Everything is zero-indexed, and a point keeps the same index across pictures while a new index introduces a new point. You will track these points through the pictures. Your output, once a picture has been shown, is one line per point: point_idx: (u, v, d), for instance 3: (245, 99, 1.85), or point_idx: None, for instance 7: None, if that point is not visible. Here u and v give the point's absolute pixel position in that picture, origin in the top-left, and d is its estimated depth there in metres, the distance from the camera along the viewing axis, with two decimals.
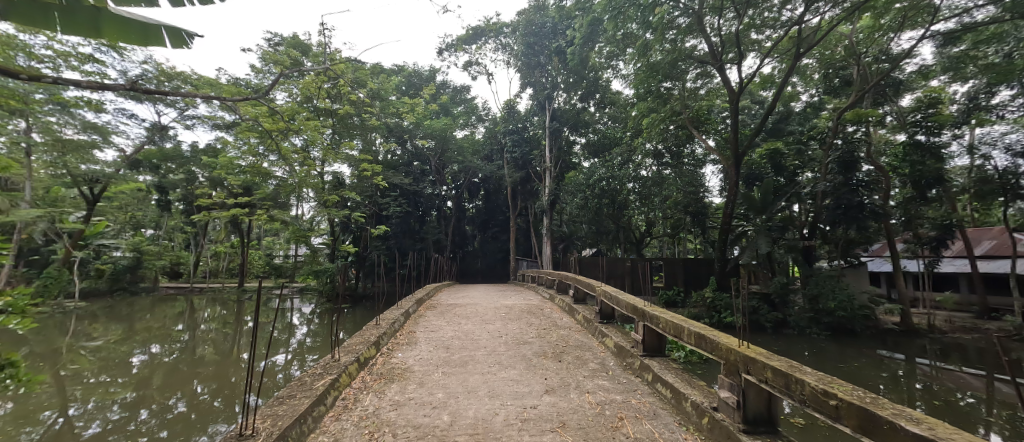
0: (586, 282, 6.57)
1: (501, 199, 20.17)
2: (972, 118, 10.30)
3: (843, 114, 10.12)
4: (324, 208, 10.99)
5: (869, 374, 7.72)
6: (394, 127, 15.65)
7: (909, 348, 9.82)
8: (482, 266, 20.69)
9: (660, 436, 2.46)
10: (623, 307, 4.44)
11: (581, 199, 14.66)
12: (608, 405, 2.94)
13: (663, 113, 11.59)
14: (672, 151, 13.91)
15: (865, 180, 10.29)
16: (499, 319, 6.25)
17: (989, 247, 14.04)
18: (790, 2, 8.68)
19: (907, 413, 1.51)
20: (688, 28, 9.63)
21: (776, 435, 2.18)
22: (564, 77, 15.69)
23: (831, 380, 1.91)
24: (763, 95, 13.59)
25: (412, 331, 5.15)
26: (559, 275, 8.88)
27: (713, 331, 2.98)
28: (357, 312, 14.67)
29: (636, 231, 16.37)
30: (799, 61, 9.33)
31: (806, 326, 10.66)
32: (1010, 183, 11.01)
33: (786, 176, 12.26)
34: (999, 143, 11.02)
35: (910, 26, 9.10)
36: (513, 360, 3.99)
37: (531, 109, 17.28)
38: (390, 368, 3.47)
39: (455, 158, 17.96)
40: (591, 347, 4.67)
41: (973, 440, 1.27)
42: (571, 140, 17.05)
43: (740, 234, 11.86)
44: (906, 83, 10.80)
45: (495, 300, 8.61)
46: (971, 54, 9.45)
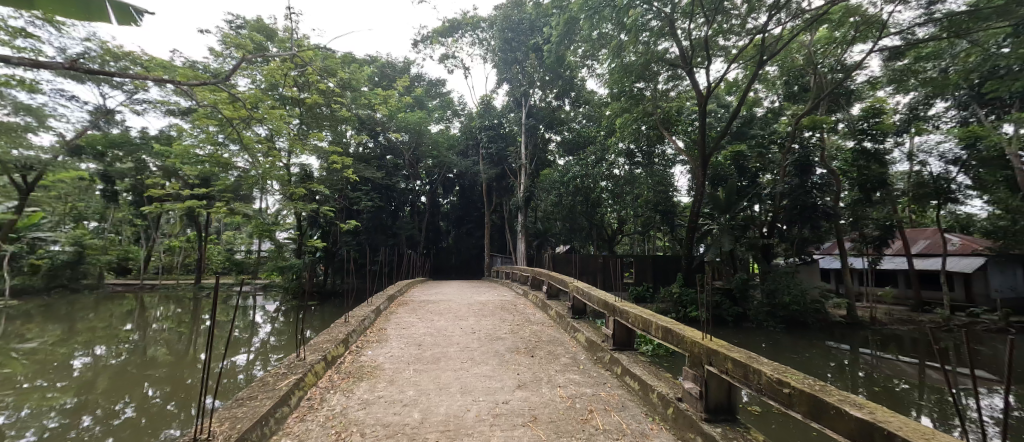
0: (559, 279, 6.66)
1: (475, 195, 20.10)
2: (911, 127, 11.45)
3: (799, 120, 10.73)
4: (290, 202, 10.49)
5: (819, 364, 8.28)
6: (366, 118, 15.21)
7: (854, 339, 10.60)
8: (456, 263, 20.60)
9: (628, 427, 2.53)
10: (595, 303, 4.52)
11: (555, 196, 14.80)
12: (578, 398, 3.00)
13: (635, 113, 11.89)
14: (644, 150, 14.34)
15: (818, 182, 11.03)
16: (472, 315, 6.23)
17: (924, 246, 15.36)
18: (755, 11, 9.06)
19: (852, 399, 1.63)
20: (660, 31, 9.82)
21: (735, 423, 2.29)
22: (540, 74, 15.75)
23: (785, 369, 2.03)
24: (729, 99, 14.19)
25: (382, 328, 5.05)
26: (533, 271, 8.95)
27: (679, 325, 3.09)
28: (325, 309, 14.24)
29: (608, 228, 16.74)
30: (761, 68, 9.79)
31: (763, 320, 11.26)
32: (942, 188, 12.10)
33: (748, 178, 12.95)
34: (933, 151, 12.11)
35: (862, 39, 9.70)
36: (486, 356, 3.99)
37: (508, 106, 17.27)
38: (359, 367, 3.39)
39: (428, 153, 17.59)
40: (563, 342, 4.75)
41: (908, 423, 1.39)
42: (546, 138, 17.04)
43: (706, 232, 12.35)
44: (856, 92, 11.60)
45: (468, 296, 8.58)
46: (913, 68, 10.22)
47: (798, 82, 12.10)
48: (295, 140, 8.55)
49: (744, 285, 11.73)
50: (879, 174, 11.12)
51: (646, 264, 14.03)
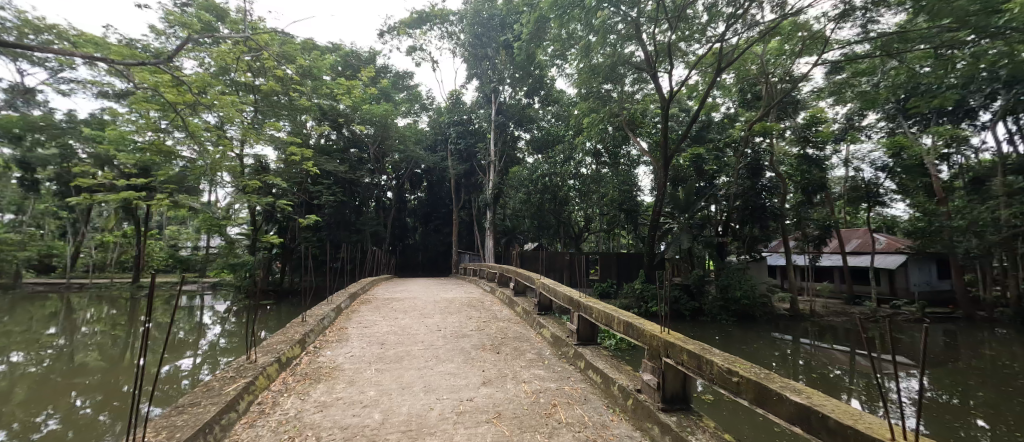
0: (525, 275, 6.70)
1: (443, 191, 19.85)
2: (847, 135, 12.54)
3: (751, 126, 11.43)
4: (243, 194, 9.83)
5: (765, 353, 8.90)
6: (329, 109, 14.54)
7: (796, 330, 11.45)
8: (423, 260, 20.28)
9: (590, 419, 2.60)
10: (560, 299, 4.59)
11: (524, 194, 14.86)
12: (543, 393, 3.04)
13: (603, 113, 12.18)
14: (610, 151, 14.95)
15: (768, 184, 11.83)
16: (438, 312, 6.16)
17: (856, 244, 16.84)
18: (714, 20, 9.52)
19: (792, 386, 1.76)
20: (627, 34, 10.03)
21: (689, 412, 2.40)
22: (510, 71, 15.69)
23: (735, 359, 2.15)
24: (690, 104, 14.82)
25: (343, 327, 4.87)
26: (500, 268, 8.96)
27: (639, 319, 3.20)
28: (282, 309, 13.57)
29: (576, 226, 17.08)
30: (718, 76, 10.29)
31: (717, 313, 11.94)
32: (872, 191, 13.32)
33: (705, 179, 13.50)
34: (866, 158, 13.28)
35: (808, 52, 10.38)
36: (451, 354, 3.95)
37: (478, 101, 17.05)
38: (317, 368, 3.25)
39: (394, 146, 17.04)
40: (529, 337, 4.80)
41: (839, 406, 1.51)
42: (515, 135, 17.02)
43: (666, 231, 12.90)
44: (802, 102, 12.51)
45: (435, 293, 8.48)
46: (851, 82, 11.14)
47: (752, 90, 12.86)
48: (250, 129, 8.02)
49: (701, 281, 12.37)
50: (819, 178, 12.08)
51: (610, 261, 14.47)
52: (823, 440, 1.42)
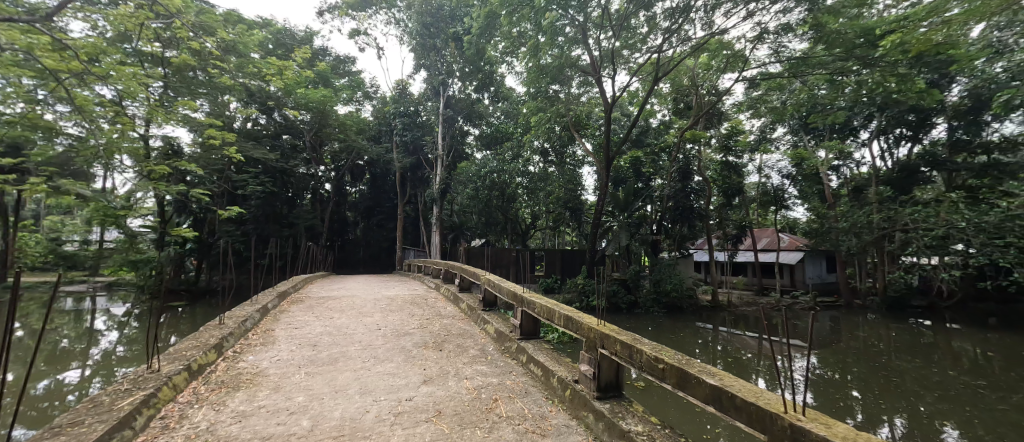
0: (470, 271, 6.68)
1: (387, 184, 19.09)
2: (761, 146, 14.10)
3: (682, 133, 12.38)
4: (149, 182, 8.62)
5: (689, 341, 9.74)
6: (258, 91, 13.20)
7: (716, 320, 12.68)
8: (364, 256, 19.37)
9: (530, 411, 2.66)
10: (505, 294, 4.63)
11: (472, 189, 14.76)
12: (484, 389, 3.05)
13: (550, 113, 12.51)
14: (557, 150, 15.35)
15: (696, 188, 13.04)
16: (378, 310, 5.91)
17: (765, 243, 19.03)
18: (653, 32, 10.14)
19: (708, 369, 1.95)
20: (574, 37, 10.34)
21: (621, 398, 2.56)
22: (459, 65, 15.37)
23: (661, 347, 2.33)
24: (631, 109, 15.68)
25: (269, 329, 4.49)
26: (445, 264, 8.84)
27: (579, 313, 3.33)
28: (197, 311, 12.17)
29: (522, 223, 17.35)
30: (656, 84, 10.96)
31: (649, 306, 12.81)
32: (779, 196, 15.16)
33: (643, 181, 14.30)
34: (775, 167, 14.99)
35: (731, 69, 11.42)
36: (391, 353, 3.82)
37: (425, 93, 16.47)
38: (236, 375, 2.97)
39: (332, 135, 15.95)
40: (473, 334, 4.78)
41: (745, 386, 1.71)
42: (464, 130, 16.79)
43: (607, 228, 13.59)
44: (725, 114, 13.82)
45: (376, 291, 8.14)
46: (765, 98, 12.57)
47: (684, 100, 13.89)
48: (157, 107, 7.03)
49: (637, 276, 13.20)
50: (738, 183, 13.46)
51: (555, 257, 14.88)
52: (734, 416, 1.61)
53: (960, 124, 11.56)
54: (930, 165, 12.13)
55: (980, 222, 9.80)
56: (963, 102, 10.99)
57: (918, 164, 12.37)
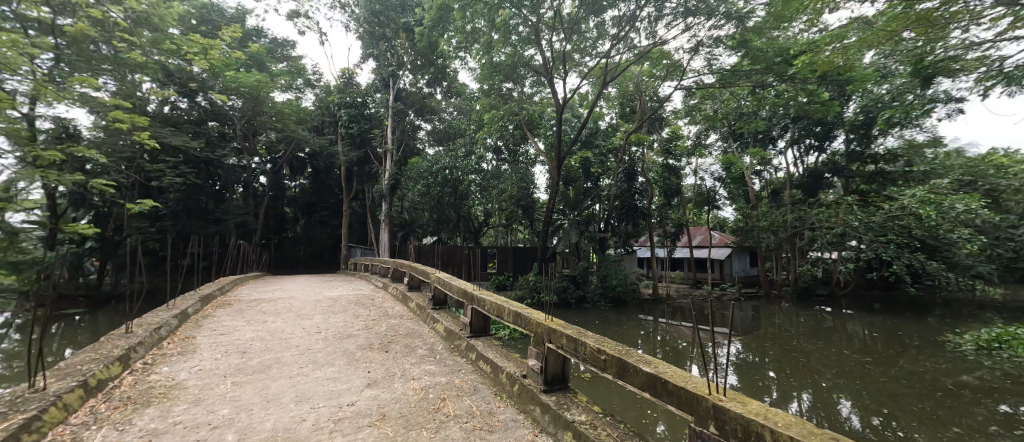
0: (420, 269, 6.52)
1: (330, 179, 18.06)
2: (696, 151, 15.28)
3: (628, 136, 13.11)
4: (37, 170, 7.36)
5: (631, 333, 10.30)
6: (178, 70, 11.75)
7: (656, 312, 13.53)
8: (305, 255, 18.17)
9: (478, 408, 2.67)
10: (455, 292, 4.58)
11: (423, 186, 14.41)
12: (432, 388, 3.00)
13: (502, 111, 12.72)
14: (510, 148, 15.48)
15: (640, 189, 13.86)
16: (318, 313, 5.57)
17: (699, 240, 20.59)
18: (601, 38, 10.57)
19: (644, 358, 2.08)
20: (526, 37, 10.43)
21: (566, 390, 2.65)
22: (410, 57, 14.42)
23: (604, 339, 2.44)
24: (581, 110, 16.18)
25: (189, 336, 4.06)
26: (393, 262, 8.55)
27: (527, 308, 3.39)
28: (100, 319, 10.69)
29: (475, 220, 17.31)
30: (604, 88, 11.40)
31: (597, 300, 13.34)
32: (711, 197, 16.52)
33: (592, 181, 14.71)
34: (708, 170, 16.28)
35: (671, 77, 12.15)
36: (332, 357, 3.63)
37: (373, 84, 15.54)
38: (147, 389, 2.66)
39: (268, 124, 14.74)
40: (421, 334, 4.68)
41: (676, 372, 1.85)
42: (415, 125, 16.25)
43: (558, 226, 13.98)
44: (665, 119, 14.79)
45: (317, 291, 7.68)
46: (699, 107, 13.63)
47: (630, 104, 14.60)
48: (47, 84, 6.02)
49: (585, 272, 13.68)
50: (676, 184, 14.43)
51: (507, 254, 15.00)
52: (666, 400, 1.76)
53: (854, 137, 13.37)
54: (832, 172, 14.04)
55: (870, 222, 11.44)
56: (857, 118, 12.70)
57: (823, 171, 14.24)
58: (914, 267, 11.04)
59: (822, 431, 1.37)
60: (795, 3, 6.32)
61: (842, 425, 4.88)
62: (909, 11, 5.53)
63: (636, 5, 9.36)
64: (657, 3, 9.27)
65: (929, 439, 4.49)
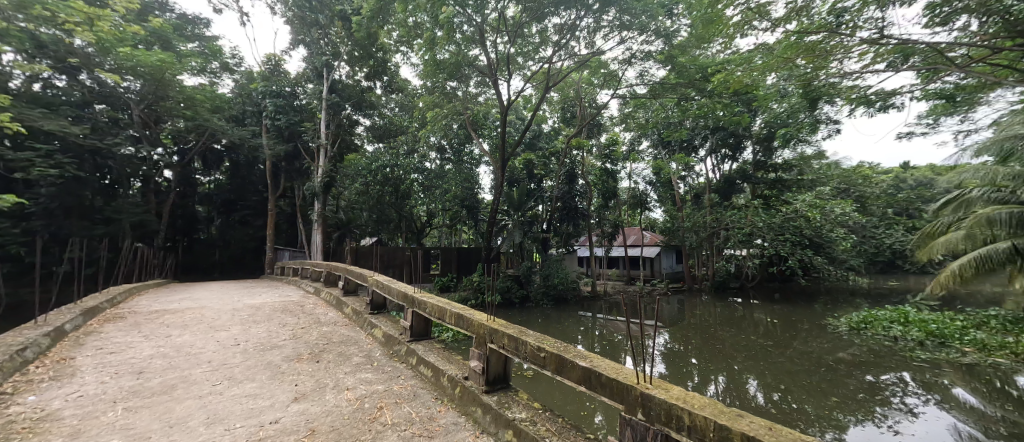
0: (357, 272, 6.16)
1: (253, 174, 16.42)
2: (630, 156, 16.28)
3: (569, 140, 13.65)
4: None
5: (571, 329, 10.68)
6: (52, 41, 9.86)
7: (595, 308, 14.16)
8: (222, 258, 16.33)
9: (417, 414, 2.60)
10: (394, 296, 4.39)
11: (361, 184, 13.68)
12: (368, 398, 2.86)
13: (446, 110, 12.47)
14: (454, 147, 15.30)
15: (581, 190, 14.36)
16: (237, 323, 5.04)
17: (633, 239, 21.96)
18: (544, 44, 10.87)
19: (581, 352, 2.18)
20: (471, 37, 10.35)
21: (508, 389, 2.68)
22: (347, 47, 13.47)
23: (543, 337, 2.51)
24: (525, 113, 16.45)
25: (67, 357, 3.44)
26: (326, 265, 7.99)
27: (469, 310, 3.36)
28: None
29: (417, 221, 16.83)
30: (546, 92, 11.69)
31: (540, 299, 13.62)
32: (643, 199, 17.71)
33: (535, 182, 15.02)
34: (641, 174, 17.41)
35: (609, 86, 12.82)
36: (253, 371, 3.31)
37: (304, 73, 14.28)
38: (5, 425, 2.20)
39: (173, 110, 12.96)
40: (357, 340, 4.44)
41: (610, 365, 1.97)
42: (352, 119, 15.08)
43: (502, 227, 14.09)
44: (603, 125, 15.66)
45: (237, 299, 6.94)
46: (633, 115, 14.57)
47: (570, 109, 15.16)
48: None
49: (528, 272, 13.89)
50: (613, 187, 15.21)
51: (451, 255, 14.76)
52: (601, 392, 1.88)
53: (760, 149, 15.19)
54: (743, 179, 15.44)
55: (772, 223, 13.09)
56: (761, 132, 14.51)
57: (734, 177, 15.55)
58: (805, 262, 12.84)
59: (731, 409, 1.55)
60: (712, 27, 7.06)
61: (749, 402, 5.50)
62: (801, 41, 6.39)
63: (576, 15, 9.75)
64: (595, 14, 9.72)
65: (815, 408, 5.24)
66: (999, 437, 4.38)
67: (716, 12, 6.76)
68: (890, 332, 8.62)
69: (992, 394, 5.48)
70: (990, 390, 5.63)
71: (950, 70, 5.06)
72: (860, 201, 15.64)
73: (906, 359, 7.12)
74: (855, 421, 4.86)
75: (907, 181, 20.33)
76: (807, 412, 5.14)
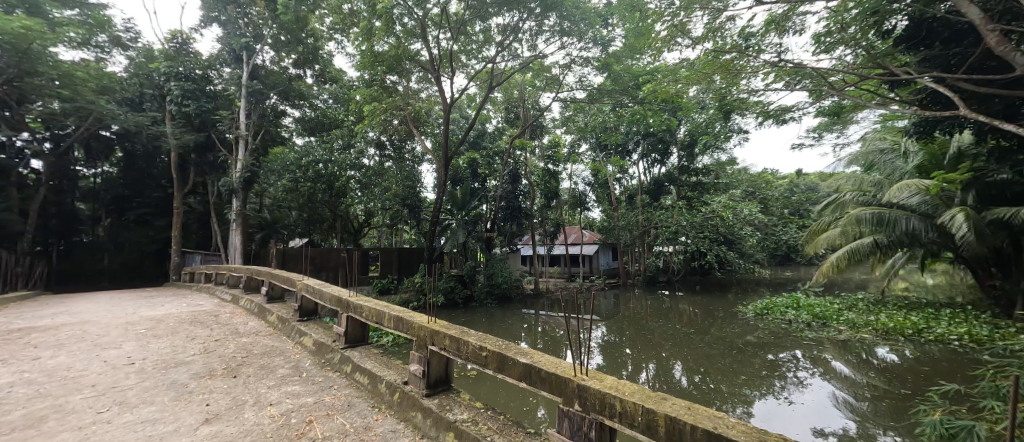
0: (282, 276, 5.64)
1: (154, 167, 14.38)
2: (571, 158, 16.86)
3: (512, 140, 13.82)
4: None
5: (514, 327, 10.80)
6: None
7: (537, 305, 14.43)
8: (114, 264, 14.08)
9: (351, 426, 2.45)
10: (326, 300, 4.09)
11: (289, 180, 12.57)
12: (295, 412, 2.63)
13: (385, 104, 11.79)
14: (394, 144, 14.61)
15: (524, 190, 14.88)
16: (132, 339, 4.36)
17: (573, 237, 22.86)
18: (487, 44, 10.88)
19: (522, 349, 2.21)
20: (411, 30, 10.01)
21: (449, 391, 2.64)
22: (272, 30, 12.28)
23: (485, 336, 2.50)
24: (469, 112, 16.34)
25: None
26: (245, 269, 7.23)
27: (409, 312, 3.24)
28: None
29: (352, 220, 15.89)
30: (490, 92, 11.67)
31: (483, 298, 13.56)
32: (582, 199, 18.43)
33: (479, 181, 14.90)
34: (581, 176, 18.11)
35: (550, 89, 13.19)
36: (153, 393, 2.89)
37: (219, 55, 12.66)
38: None
39: (43, 89, 10.65)
40: (283, 350, 4.08)
41: (549, 361, 2.04)
42: (278, 110, 13.89)
43: (445, 226, 13.84)
44: (545, 127, 16.06)
45: (131, 312, 5.97)
46: (573, 119, 15.12)
47: (514, 110, 15.33)
48: None
49: (472, 272, 13.77)
50: (555, 187, 15.62)
51: (391, 256, 14.17)
52: (541, 387, 1.93)
53: (684, 155, 16.61)
54: (670, 182, 16.75)
55: (694, 222, 14.38)
56: (685, 139, 15.90)
57: (663, 180, 16.82)
58: (722, 257, 14.27)
59: (655, 393, 1.69)
60: (644, 40, 7.53)
61: (674, 385, 5.98)
62: (716, 60, 7.09)
63: (518, 17, 9.87)
64: (537, 18, 9.92)
65: (729, 386, 5.83)
66: (865, 399, 5.22)
67: (645, 26, 7.23)
68: (786, 315, 9.89)
69: (860, 364, 6.52)
70: (859, 361, 6.71)
71: (829, 92, 5.91)
72: (764, 203, 17.78)
73: (798, 338, 8.21)
74: (759, 395, 5.49)
75: (799, 186, 23.61)
76: (721, 390, 5.72)
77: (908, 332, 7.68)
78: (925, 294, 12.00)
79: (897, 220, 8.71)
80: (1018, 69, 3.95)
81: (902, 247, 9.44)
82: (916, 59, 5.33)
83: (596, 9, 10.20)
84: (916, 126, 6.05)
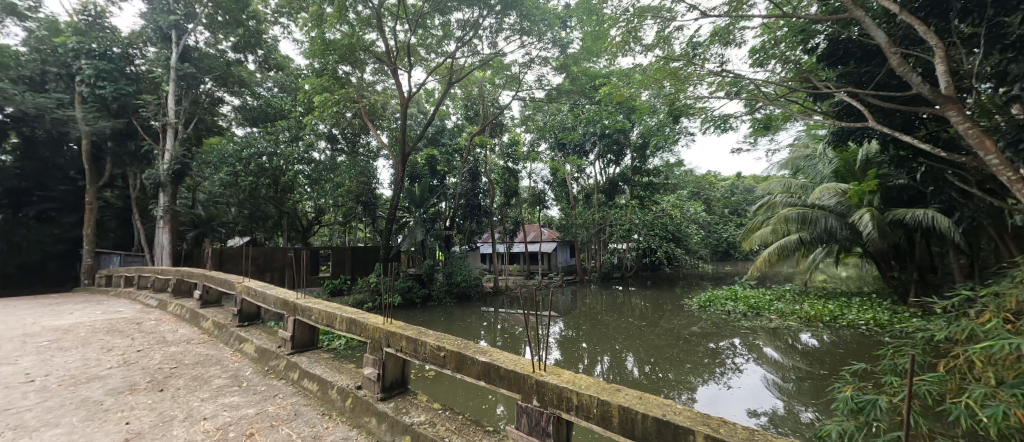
0: (217, 278, 5.16)
1: (61, 156, 12.31)
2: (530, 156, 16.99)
3: (472, 138, 13.67)
4: None
5: (473, 325, 10.70)
6: None
7: (496, 302, 14.42)
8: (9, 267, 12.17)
9: (299, 436, 2.28)
10: (270, 303, 3.80)
11: (227, 173, 11.59)
12: (234, 425, 2.41)
13: (337, 95, 11.15)
14: (347, 138, 13.93)
15: (483, 188, 14.78)
16: (32, 353, 3.78)
17: (531, 236, 23.09)
18: (446, 39, 10.65)
19: (481, 347, 2.16)
20: (365, 19, 9.60)
21: (406, 394, 2.54)
22: (207, 9, 11.20)
23: (443, 335, 2.42)
24: (427, 107, 15.98)
25: None
26: (173, 272, 6.55)
27: (363, 312, 3.08)
28: None
29: (301, 217, 14.95)
30: (449, 88, 11.28)
31: (442, 297, 13.33)
32: (541, 198, 18.65)
33: (438, 178, 14.60)
34: (540, 174, 18.33)
35: (510, 87, 13.18)
36: (58, 414, 2.52)
37: (143, 33, 11.32)
38: None
39: None
40: (221, 359, 3.74)
41: (507, 358, 2.01)
42: (215, 97, 12.74)
43: (402, 224, 13.44)
44: (505, 126, 16.09)
45: (30, 322, 5.18)
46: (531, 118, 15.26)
47: (473, 107, 15.18)
48: None
49: (430, 271, 13.46)
50: (514, 186, 15.67)
51: (344, 256, 13.54)
52: (500, 385, 1.90)
53: (638, 156, 17.32)
54: (624, 182, 17.40)
55: (645, 220, 15.04)
56: (638, 141, 16.54)
57: (618, 180, 17.44)
58: (671, 253, 15.06)
59: (610, 384, 1.72)
60: (601, 44, 7.70)
61: (626, 376, 6.22)
62: (666, 66, 7.38)
63: (478, 14, 9.74)
64: (497, 16, 9.81)
65: (676, 375, 6.15)
66: (791, 380, 5.72)
67: (602, 31, 7.41)
68: (725, 307, 10.62)
69: (788, 350, 7.14)
70: (787, 346, 7.35)
71: (763, 102, 6.36)
72: (707, 202, 18.98)
73: (736, 327, 8.85)
74: (702, 382, 5.84)
75: (738, 187, 25.49)
76: (669, 378, 6.02)
77: (826, 319, 8.53)
78: (840, 285, 13.44)
79: (819, 219, 9.64)
80: (918, 87, 4.46)
81: (823, 242, 10.47)
82: (835, 75, 5.91)
83: (555, 10, 10.34)
84: (835, 135, 6.70)
